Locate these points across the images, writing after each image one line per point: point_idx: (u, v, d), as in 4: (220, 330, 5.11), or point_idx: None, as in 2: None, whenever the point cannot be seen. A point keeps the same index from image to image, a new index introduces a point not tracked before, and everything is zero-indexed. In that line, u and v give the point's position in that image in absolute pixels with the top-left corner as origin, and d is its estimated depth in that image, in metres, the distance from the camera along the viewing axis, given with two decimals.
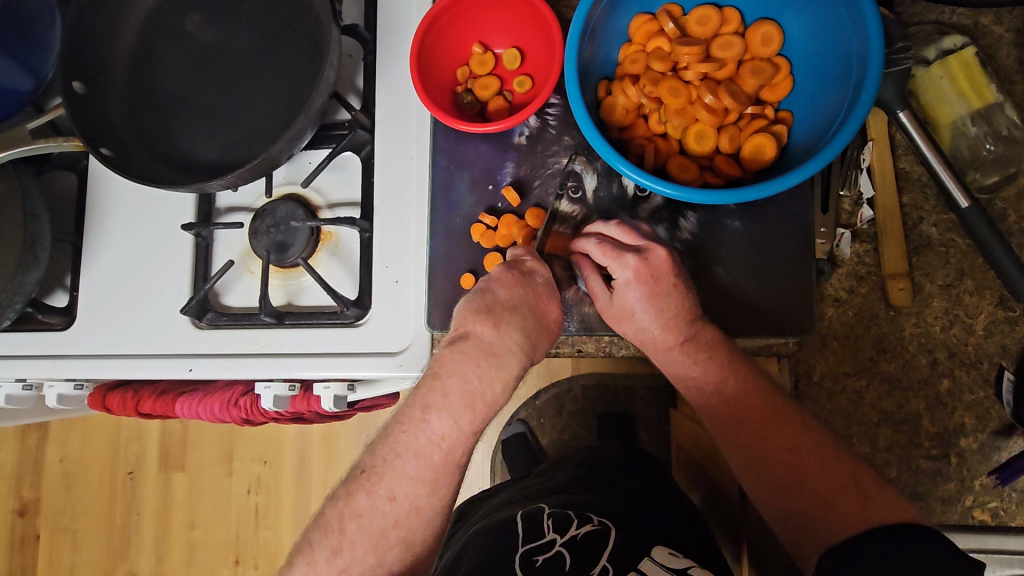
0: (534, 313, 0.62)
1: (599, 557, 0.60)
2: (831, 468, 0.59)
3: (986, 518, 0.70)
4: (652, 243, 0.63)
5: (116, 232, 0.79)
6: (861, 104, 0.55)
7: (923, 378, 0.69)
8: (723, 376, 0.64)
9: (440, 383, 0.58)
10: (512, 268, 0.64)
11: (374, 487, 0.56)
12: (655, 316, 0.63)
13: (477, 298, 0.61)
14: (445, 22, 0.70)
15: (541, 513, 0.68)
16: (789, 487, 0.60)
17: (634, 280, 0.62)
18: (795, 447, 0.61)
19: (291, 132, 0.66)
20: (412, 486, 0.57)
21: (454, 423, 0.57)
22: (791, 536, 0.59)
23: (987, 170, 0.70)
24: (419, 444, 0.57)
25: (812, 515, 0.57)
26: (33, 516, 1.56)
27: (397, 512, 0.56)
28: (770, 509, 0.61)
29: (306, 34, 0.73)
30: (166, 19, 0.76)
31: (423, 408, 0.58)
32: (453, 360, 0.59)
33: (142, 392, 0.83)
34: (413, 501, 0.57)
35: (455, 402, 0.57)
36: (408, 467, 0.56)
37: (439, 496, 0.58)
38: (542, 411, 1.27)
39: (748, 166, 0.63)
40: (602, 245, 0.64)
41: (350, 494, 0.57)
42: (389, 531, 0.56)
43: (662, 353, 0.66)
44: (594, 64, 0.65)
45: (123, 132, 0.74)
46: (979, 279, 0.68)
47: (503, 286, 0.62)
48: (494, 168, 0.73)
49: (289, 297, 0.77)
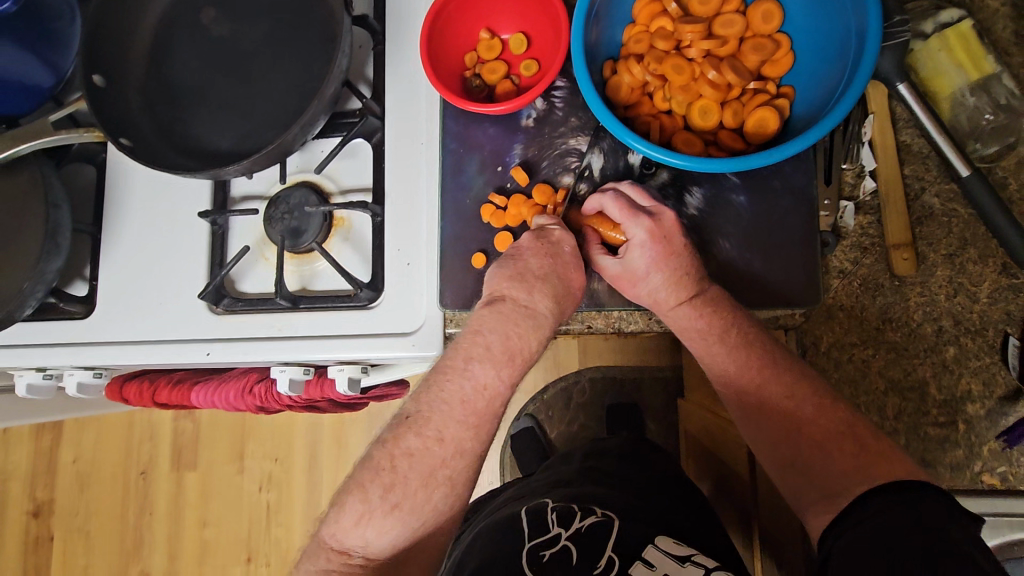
0: (561, 281, 0.66)
1: (605, 548, 0.59)
2: (825, 414, 0.61)
3: (996, 483, 0.71)
4: (662, 206, 0.66)
5: (134, 223, 0.81)
6: (860, 75, 0.56)
7: (930, 346, 0.70)
8: (726, 329, 0.65)
9: (481, 338, 0.63)
10: (544, 237, 0.67)
11: (424, 428, 0.60)
12: (667, 275, 0.65)
13: (511, 264, 0.66)
14: (454, 8, 0.71)
15: (546, 508, 0.68)
16: (787, 438, 0.62)
17: (649, 240, 0.64)
18: (792, 393, 0.63)
19: (305, 118, 0.68)
20: (459, 428, 0.60)
21: (496, 373, 0.62)
22: (790, 485, 0.61)
23: (987, 140, 0.71)
24: (464, 392, 0.61)
25: (808, 460, 0.60)
26: (47, 516, 1.58)
27: (444, 452, 0.59)
28: (770, 455, 0.64)
29: (318, 24, 0.75)
30: (182, 13, 0.78)
31: (467, 359, 0.62)
32: (492, 319, 0.64)
33: (159, 382, 0.86)
34: (459, 442, 0.60)
35: (498, 355, 0.62)
36: (456, 411, 0.61)
37: (481, 440, 0.62)
38: (551, 404, 1.28)
39: (751, 140, 0.65)
40: (619, 202, 0.65)
41: (399, 436, 0.60)
42: (438, 470, 0.59)
43: (670, 312, 0.67)
44: (598, 45, 0.67)
45: (141, 123, 0.76)
46: (982, 248, 0.69)
47: (533, 253, 0.66)
48: (502, 150, 0.74)
49: (303, 282, 0.78)
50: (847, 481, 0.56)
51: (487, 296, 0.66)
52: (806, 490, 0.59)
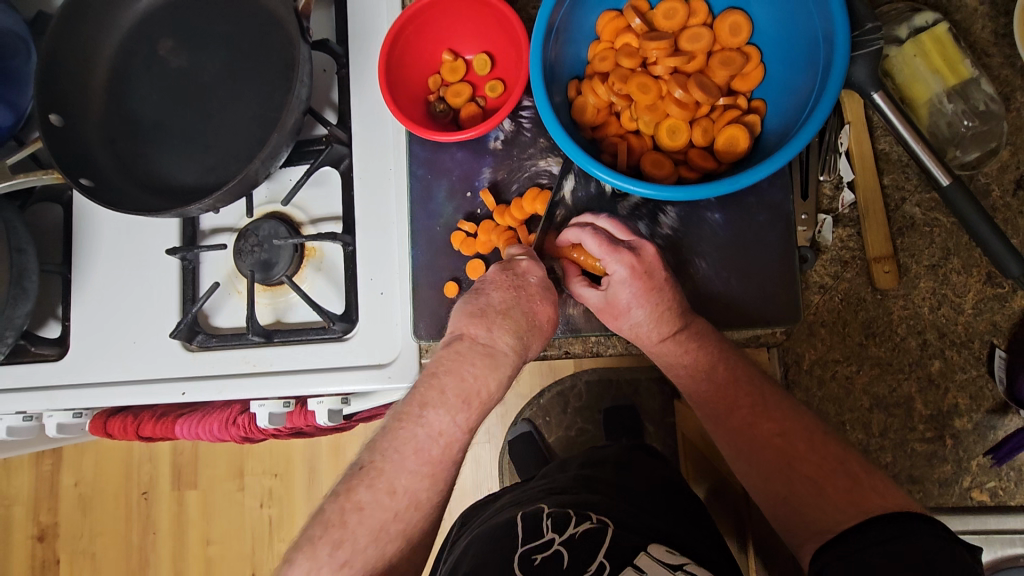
0: (527, 316, 0.61)
1: (596, 555, 0.56)
2: (818, 448, 0.59)
3: (985, 498, 0.72)
4: (641, 239, 0.65)
5: (105, 259, 0.80)
6: (829, 89, 0.54)
7: (914, 361, 0.71)
8: (713, 364, 0.65)
9: (436, 383, 0.56)
10: (509, 269, 0.64)
11: (374, 480, 0.54)
12: (649, 311, 0.63)
13: (473, 301, 0.61)
14: (414, 30, 0.69)
15: (540, 514, 0.65)
16: (780, 471, 0.60)
17: (630, 276, 0.62)
18: (784, 431, 0.61)
19: (266, 151, 0.66)
20: (413, 479, 0.54)
21: (451, 419, 0.56)
22: (784, 525, 0.58)
23: (967, 147, 0.70)
24: (417, 439, 0.55)
25: (801, 498, 0.57)
26: (51, 541, 1.58)
27: (397, 506, 0.53)
28: (762, 495, 0.61)
29: (276, 51, 0.73)
30: (139, 45, 0.76)
31: (419, 406, 0.56)
32: (450, 361, 0.58)
33: (143, 416, 0.83)
34: (414, 494, 0.54)
35: (454, 401, 0.56)
36: (409, 462, 0.54)
37: (438, 489, 0.55)
38: (549, 409, 1.21)
39: (722, 158, 0.63)
40: (598, 237, 0.63)
41: (348, 488, 0.54)
42: (389, 525, 0.53)
43: (654, 347, 0.66)
44: (559, 63, 0.64)
45: (102, 163, 0.74)
46: (965, 257, 0.70)
47: (497, 287, 0.62)
48: (471, 174, 0.74)
49: (277, 315, 0.76)
50: (840, 520, 0.54)
51: (449, 334, 0.61)
52: (798, 528, 0.57)
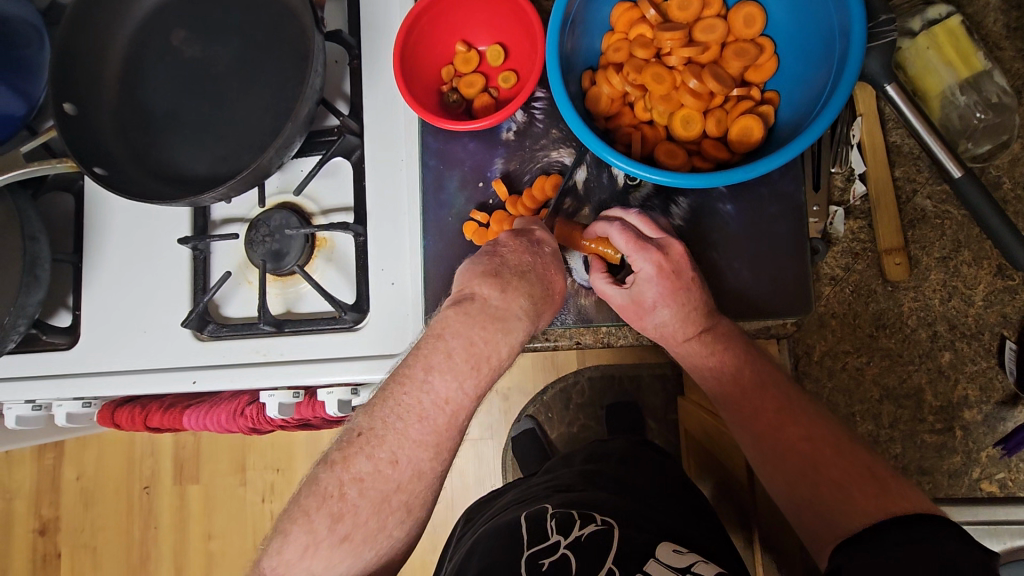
0: (541, 280, 0.60)
1: (605, 560, 0.57)
2: (844, 454, 0.58)
3: (995, 489, 0.73)
4: (670, 237, 0.65)
5: (115, 249, 0.80)
6: (845, 78, 0.55)
7: (924, 352, 0.73)
8: (739, 365, 0.65)
9: (444, 344, 0.55)
10: (522, 235, 0.62)
11: (375, 450, 0.54)
12: (675, 310, 0.64)
13: (484, 261, 0.59)
14: (428, 20, 0.70)
15: (545, 514, 0.65)
16: (805, 477, 0.59)
17: (657, 274, 0.63)
18: (811, 436, 0.61)
19: (281, 141, 0.67)
20: (415, 450, 0.54)
21: (458, 386, 0.55)
22: (809, 529, 0.58)
23: (978, 139, 0.71)
24: (421, 406, 0.54)
25: (828, 503, 0.56)
26: (54, 534, 1.58)
27: (399, 476, 0.54)
28: (788, 502, 0.60)
29: (290, 41, 0.73)
30: (153, 35, 0.76)
31: (426, 369, 0.55)
32: (458, 323, 0.56)
33: (151, 406, 0.83)
34: (417, 466, 0.54)
35: (461, 365, 0.55)
36: (412, 430, 0.54)
37: (441, 460, 0.56)
38: (550, 405, 1.23)
39: (735, 149, 0.64)
40: (626, 232, 0.63)
41: (348, 458, 0.54)
42: (392, 495, 0.54)
43: (680, 346, 0.67)
44: (576, 55, 0.65)
45: (115, 152, 0.74)
46: (976, 250, 0.71)
47: (511, 250, 0.60)
48: (482, 166, 0.74)
49: (288, 305, 0.77)
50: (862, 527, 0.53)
51: (455, 294, 0.59)
52: (823, 533, 0.56)
